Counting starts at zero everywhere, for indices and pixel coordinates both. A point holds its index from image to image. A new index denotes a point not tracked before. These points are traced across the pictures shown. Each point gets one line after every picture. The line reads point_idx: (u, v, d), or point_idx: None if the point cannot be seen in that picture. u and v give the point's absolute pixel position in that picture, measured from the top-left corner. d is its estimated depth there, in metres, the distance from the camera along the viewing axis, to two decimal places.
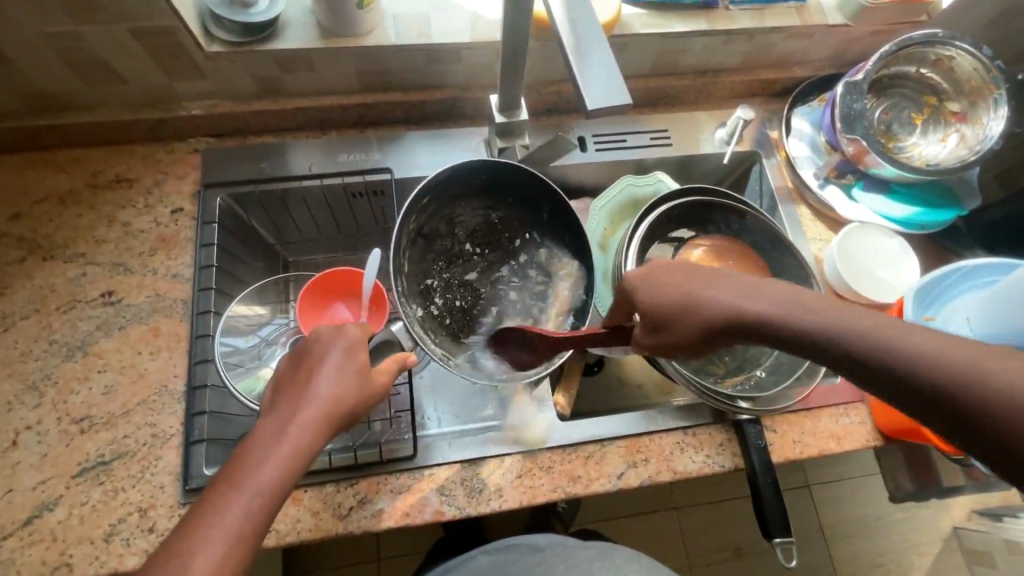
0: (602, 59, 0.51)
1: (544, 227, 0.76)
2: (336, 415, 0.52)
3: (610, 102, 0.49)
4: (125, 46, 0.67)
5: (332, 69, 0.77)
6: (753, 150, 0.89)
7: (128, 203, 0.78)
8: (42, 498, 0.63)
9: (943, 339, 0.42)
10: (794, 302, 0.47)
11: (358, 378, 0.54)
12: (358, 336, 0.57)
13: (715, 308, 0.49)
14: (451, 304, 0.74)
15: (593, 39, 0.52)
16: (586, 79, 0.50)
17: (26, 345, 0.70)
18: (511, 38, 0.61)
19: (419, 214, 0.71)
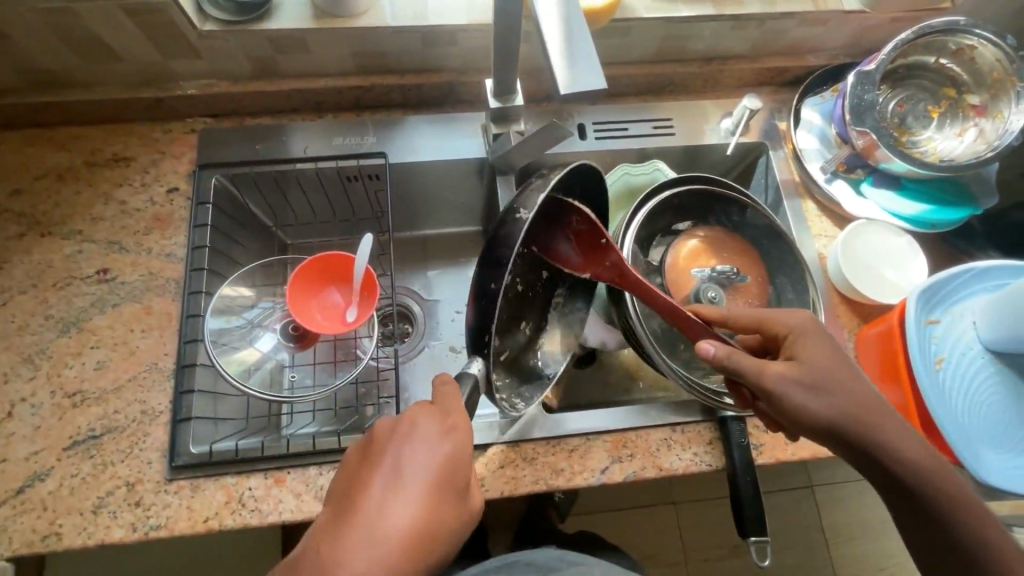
0: (579, 39, 0.48)
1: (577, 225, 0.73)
2: (422, 553, 0.47)
3: (584, 83, 0.46)
4: (120, 24, 0.67)
5: (328, 51, 0.76)
6: (760, 141, 0.86)
7: (125, 182, 0.78)
8: (35, 469, 0.65)
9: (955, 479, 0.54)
10: (906, 440, 0.55)
11: (452, 506, 0.49)
12: (463, 452, 0.51)
13: (845, 413, 0.55)
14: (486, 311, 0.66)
15: (571, 18, 0.49)
16: (561, 58, 0.48)
17: (22, 319, 0.71)
18: (503, 22, 0.59)
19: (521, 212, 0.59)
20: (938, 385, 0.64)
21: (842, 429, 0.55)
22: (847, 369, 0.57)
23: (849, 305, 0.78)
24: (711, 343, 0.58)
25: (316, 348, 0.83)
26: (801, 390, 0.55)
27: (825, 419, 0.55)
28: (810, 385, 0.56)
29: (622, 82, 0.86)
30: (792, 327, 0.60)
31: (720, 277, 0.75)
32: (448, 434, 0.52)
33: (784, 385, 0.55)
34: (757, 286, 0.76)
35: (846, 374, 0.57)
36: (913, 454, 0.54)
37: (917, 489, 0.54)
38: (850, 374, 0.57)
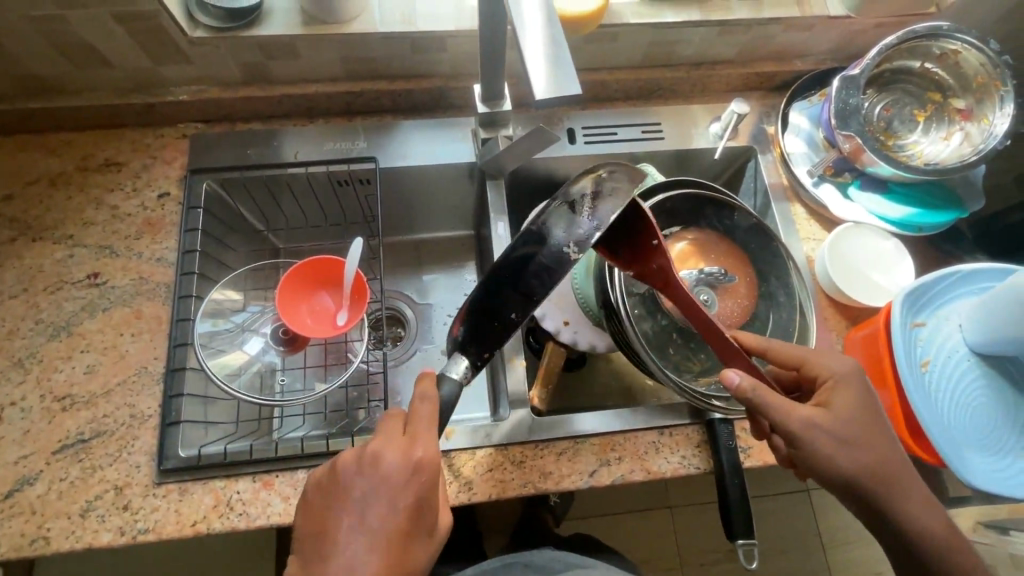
0: (556, 44, 0.48)
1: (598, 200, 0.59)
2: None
3: (560, 89, 0.46)
4: (110, 31, 0.68)
5: (318, 56, 0.76)
6: (749, 145, 0.86)
7: (117, 187, 0.79)
8: (24, 473, 0.65)
9: (933, 508, 0.58)
10: (911, 490, 0.58)
11: (419, 547, 0.50)
12: (432, 489, 0.51)
13: (863, 467, 0.57)
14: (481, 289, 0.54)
15: (547, 27, 0.49)
16: (537, 64, 0.47)
17: (13, 323, 0.71)
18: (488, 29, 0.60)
19: (562, 234, 0.50)
20: (925, 387, 0.65)
21: (857, 480, 0.57)
22: (872, 422, 0.58)
23: (838, 308, 0.78)
24: (736, 372, 0.56)
25: (307, 352, 0.83)
26: (827, 443, 0.56)
27: (844, 470, 0.56)
28: (834, 432, 0.57)
29: (611, 87, 0.86)
30: (833, 373, 0.60)
31: (708, 277, 0.75)
32: (414, 475, 0.50)
33: (809, 430, 0.56)
34: (745, 287, 0.76)
35: (873, 423, 0.58)
36: (907, 495, 0.57)
37: (911, 533, 0.58)
38: (875, 427, 0.58)
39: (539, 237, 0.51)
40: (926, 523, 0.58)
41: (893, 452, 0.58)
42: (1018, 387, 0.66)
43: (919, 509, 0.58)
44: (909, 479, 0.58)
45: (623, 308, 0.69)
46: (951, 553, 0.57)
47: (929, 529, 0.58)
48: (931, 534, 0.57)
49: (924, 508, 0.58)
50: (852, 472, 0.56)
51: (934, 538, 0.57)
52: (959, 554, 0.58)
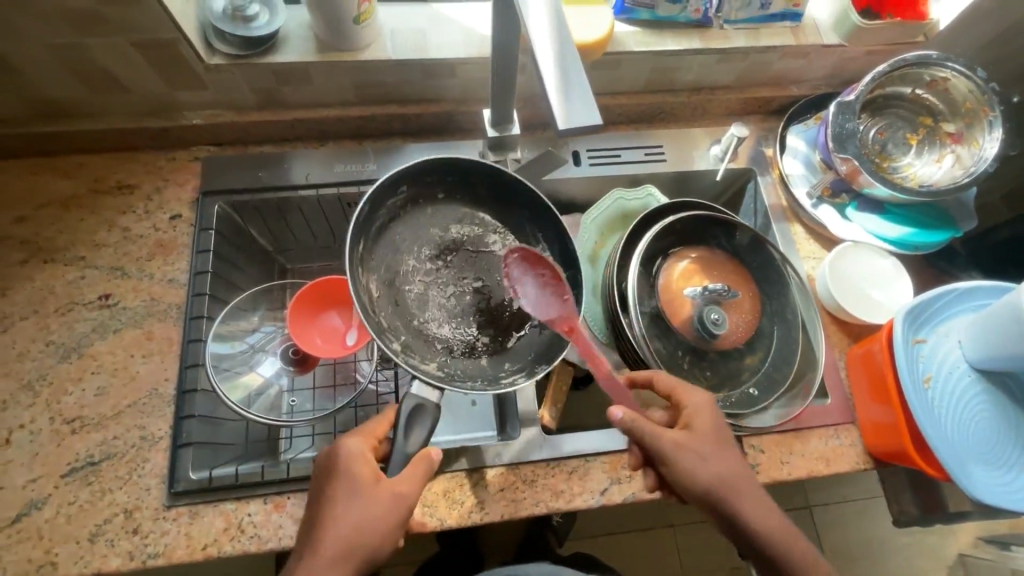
0: (574, 76, 0.50)
1: (498, 213, 0.70)
2: (348, 557, 0.53)
3: (581, 119, 0.47)
4: (129, 58, 0.69)
5: (330, 82, 0.78)
6: (748, 167, 0.89)
7: (129, 209, 0.80)
8: (32, 497, 0.65)
9: (770, 512, 0.60)
10: (756, 502, 0.60)
11: (360, 507, 0.54)
12: (362, 461, 0.55)
13: (707, 476, 0.60)
14: (443, 326, 0.66)
15: (565, 55, 0.51)
16: (557, 94, 0.49)
17: (24, 345, 0.71)
18: (502, 53, 0.63)
19: (370, 248, 0.64)
20: (927, 401, 0.66)
21: (703, 491, 0.60)
22: (718, 436, 0.62)
23: (839, 325, 0.80)
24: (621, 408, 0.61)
25: (317, 372, 0.84)
26: (674, 453, 0.60)
27: (691, 479, 0.60)
28: (683, 444, 0.60)
29: (614, 111, 0.89)
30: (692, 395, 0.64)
31: (714, 294, 0.77)
32: (346, 447, 0.56)
33: (676, 458, 0.60)
34: (749, 302, 0.79)
35: (720, 436, 0.62)
36: (749, 502, 0.60)
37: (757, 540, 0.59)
38: (724, 444, 0.62)
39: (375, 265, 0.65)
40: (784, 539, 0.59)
41: (738, 462, 0.61)
42: (1016, 401, 0.68)
43: (757, 516, 0.60)
44: (750, 486, 0.61)
45: (637, 333, 0.70)
46: (817, 566, 0.59)
47: (768, 533, 0.59)
48: (769, 539, 0.59)
49: (759, 510, 0.60)
50: (713, 495, 0.59)
51: (776, 543, 0.59)
52: (799, 555, 0.59)
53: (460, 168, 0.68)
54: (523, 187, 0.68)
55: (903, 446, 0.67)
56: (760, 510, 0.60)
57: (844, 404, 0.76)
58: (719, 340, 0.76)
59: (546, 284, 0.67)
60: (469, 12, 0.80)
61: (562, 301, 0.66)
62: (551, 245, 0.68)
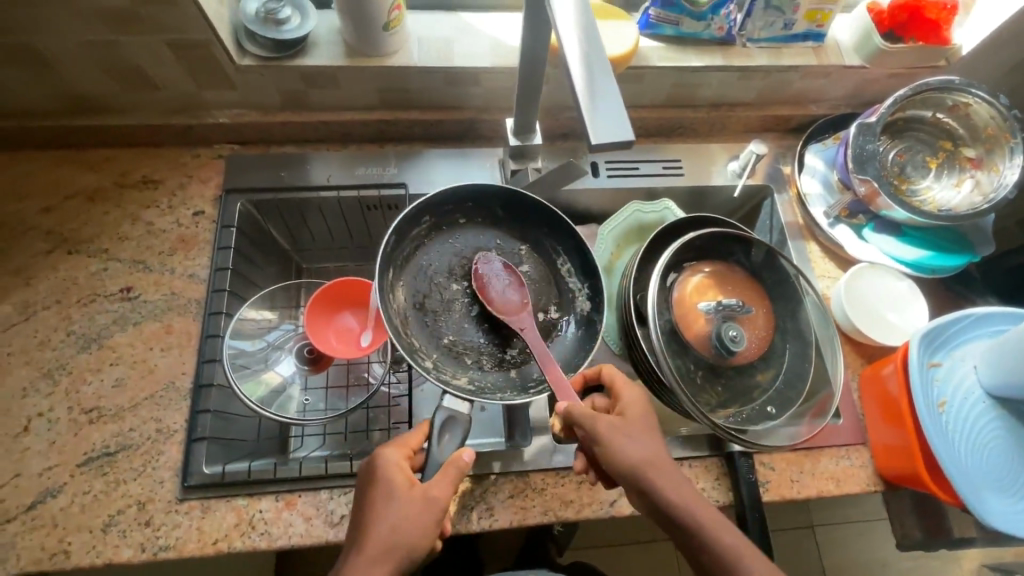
0: (607, 90, 0.49)
1: (516, 232, 0.74)
2: (385, 559, 0.52)
3: (614, 136, 0.47)
4: (162, 57, 0.71)
5: (356, 87, 0.79)
6: (765, 184, 0.90)
7: (153, 204, 0.81)
8: (47, 485, 0.66)
9: (696, 498, 0.57)
10: (683, 489, 0.57)
11: (394, 508, 0.54)
12: (397, 467, 0.57)
13: (633, 457, 0.58)
14: (471, 343, 0.68)
15: (598, 65, 0.50)
16: (590, 110, 0.48)
17: (45, 334, 0.73)
18: (530, 61, 0.63)
19: (397, 275, 0.68)
20: (941, 425, 0.66)
21: (628, 474, 0.58)
22: (645, 423, 0.62)
23: (852, 345, 0.80)
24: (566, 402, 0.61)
25: (330, 371, 0.85)
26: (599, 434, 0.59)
27: (615, 461, 0.58)
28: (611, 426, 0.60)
29: (634, 124, 0.90)
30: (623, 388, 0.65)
31: (727, 310, 0.77)
32: (382, 454, 0.58)
33: (605, 439, 0.59)
34: (762, 319, 0.80)
35: (647, 424, 0.62)
36: (672, 485, 0.57)
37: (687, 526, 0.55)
38: (650, 431, 0.61)
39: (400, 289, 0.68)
40: (729, 542, 0.54)
41: (659, 448, 0.60)
42: None
43: (683, 499, 0.56)
44: (674, 472, 0.59)
45: (654, 341, 0.68)
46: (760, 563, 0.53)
47: (697, 518, 0.55)
48: (698, 524, 0.55)
49: (683, 493, 0.57)
50: (639, 482, 0.57)
51: (703, 528, 0.55)
52: (729, 539, 0.54)
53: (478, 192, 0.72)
54: (539, 203, 0.72)
55: (916, 469, 0.67)
56: (688, 496, 0.57)
57: (855, 426, 0.76)
58: (735, 357, 0.76)
59: (510, 286, 0.69)
60: (495, 22, 0.81)
61: (584, 310, 0.71)
62: (570, 257, 0.73)
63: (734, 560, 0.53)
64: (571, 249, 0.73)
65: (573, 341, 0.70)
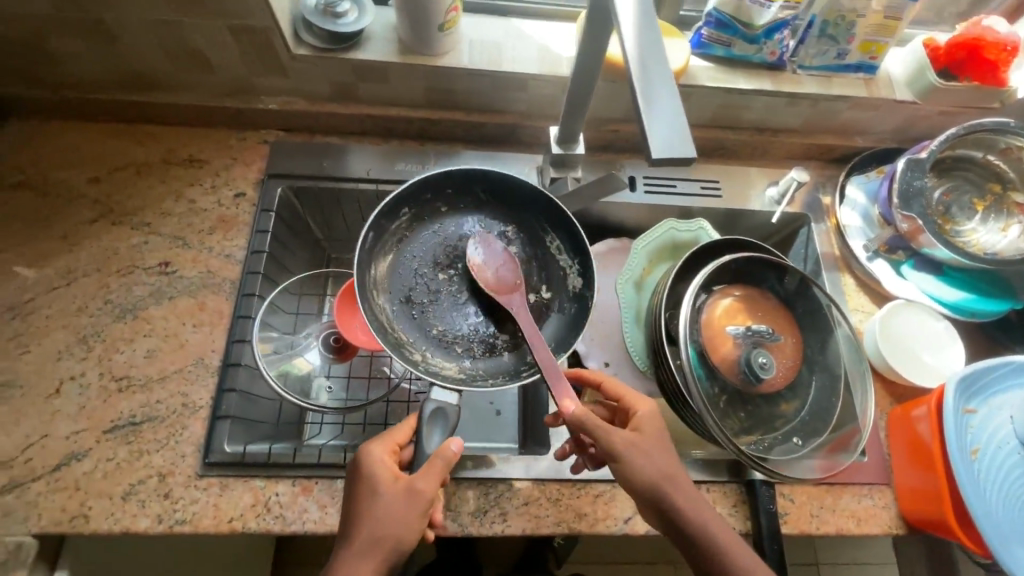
0: (670, 103, 0.46)
1: (501, 212, 0.75)
2: (374, 554, 0.52)
3: (674, 151, 0.44)
4: (222, 41, 0.73)
5: (404, 84, 0.80)
6: (803, 213, 0.89)
7: (197, 182, 0.83)
8: (74, 448, 0.67)
9: (712, 514, 0.58)
10: (699, 505, 0.58)
11: (380, 504, 0.54)
12: (382, 462, 0.57)
13: (654, 473, 0.57)
14: (461, 332, 0.70)
15: (662, 77, 0.48)
16: (652, 123, 0.46)
17: (84, 300, 0.74)
18: (584, 68, 0.64)
19: (376, 275, 0.70)
20: (973, 472, 0.64)
21: (647, 491, 0.57)
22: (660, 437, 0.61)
23: (882, 382, 0.79)
24: (572, 402, 0.58)
25: (353, 362, 0.85)
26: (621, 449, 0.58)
27: (633, 477, 0.57)
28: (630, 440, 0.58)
29: None
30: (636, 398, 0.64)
31: (756, 336, 0.77)
32: (367, 449, 0.58)
33: (623, 454, 0.57)
34: (790, 348, 0.79)
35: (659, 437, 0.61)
36: (691, 503, 0.57)
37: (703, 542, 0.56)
38: (666, 446, 0.60)
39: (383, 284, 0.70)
40: (744, 563, 0.56)
41: (675, 462, 0.59)
42: None
43: (700, 514, 0.57)
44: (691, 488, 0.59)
45: (684, 363, 0.68)
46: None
47: (711, 534, 0.57)
48: (712, 540, 0.56)
49: (698, 507, 0.58)
50: (656, 497, 0.57)
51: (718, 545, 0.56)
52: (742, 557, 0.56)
53: (455, 177, 0.73)
54: (524, 184, 0.73)
55: (944, 515, 0.66)
56: (705, 512, 0.58)
57: (881, 465, 0.75)
58: (761, 384, 0.75)
59: (500, 266, 0.70)
60: (546, 30, 0.82)
61: (576, 286, 0.72)
62: (559, 235, 0.74)
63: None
64: (559, 230, 0.74)
65: (567, 320, 0.71)
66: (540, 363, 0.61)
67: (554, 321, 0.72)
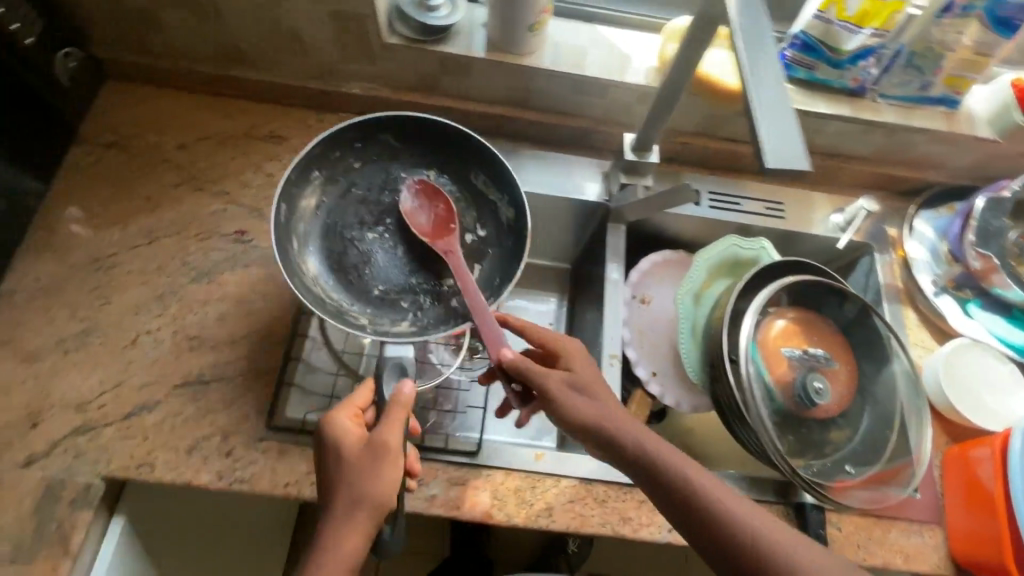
0: (789, 114, 0.43)
1: (416, 157, 0.75)
2: (359, 509, 0.53)
3: (790, 161, 0.41)
4: (321, 23, 0.76)
5: (486, 80, 0.82)
6: (867, 242, 0.88)
7: (276, 157, 0.86)
8: (144, 399, 0.70)
9: (677, 456, 0.56)
10: (662, 450, 0.56)
11: (353, 463, 0.55)
12: (347, 428, 0.58)
13: (593, 411, 0.59)
14: (401, 290, 0.71)
15: (776, 87, 0.45)
16: (767, 131, 0.42)
17: (163, 260, 0.77)
18: (679, 72, 0.65)
19: (308, 246, 0.70)
20: None
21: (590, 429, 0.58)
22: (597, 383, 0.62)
23: (938, 419, 0.78)
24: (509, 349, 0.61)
25: None
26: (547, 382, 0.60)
27: (562, 412, 0.59)
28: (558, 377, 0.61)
29: (744, 160, 0.90)
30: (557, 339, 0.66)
31: (809, 360, 0.77)
32: (328, 420, 0.59)
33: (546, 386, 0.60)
34: (844, 376, 0.78)
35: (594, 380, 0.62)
36: (654, 449, 0.56)
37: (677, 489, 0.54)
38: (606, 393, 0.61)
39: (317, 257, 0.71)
40: (719, 498, 0.53)
41: (618, 407, 0.60)
42: None
43: (665, 459, 0.56)
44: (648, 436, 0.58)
45: (748, 380, 0.69)
46: (751, 514, 0.52)
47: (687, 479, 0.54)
48: (682, 482, 0.54)
49: (658, 449, 0.56)
50: (596, 433, 0.58)
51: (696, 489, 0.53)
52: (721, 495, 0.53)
53: (362, 126, 0.72)
54: (455, 130, 0.73)
55: (1002, 561, 0.65)
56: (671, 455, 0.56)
57: (933, 504, 0.73)
58: (815, 409, 0.75)
59: (419, 213, 0.72)
60: (629, 39, 0.83)
61: (508, 216, 0.74)
62: (480, 169, 0.75)
63: (727, 514, 0.52)
64: (491, 170, 0.74)
65: (510, 263, 0.72)
66: (473, 309, 0.62)
67: (506, 265, 0.73)
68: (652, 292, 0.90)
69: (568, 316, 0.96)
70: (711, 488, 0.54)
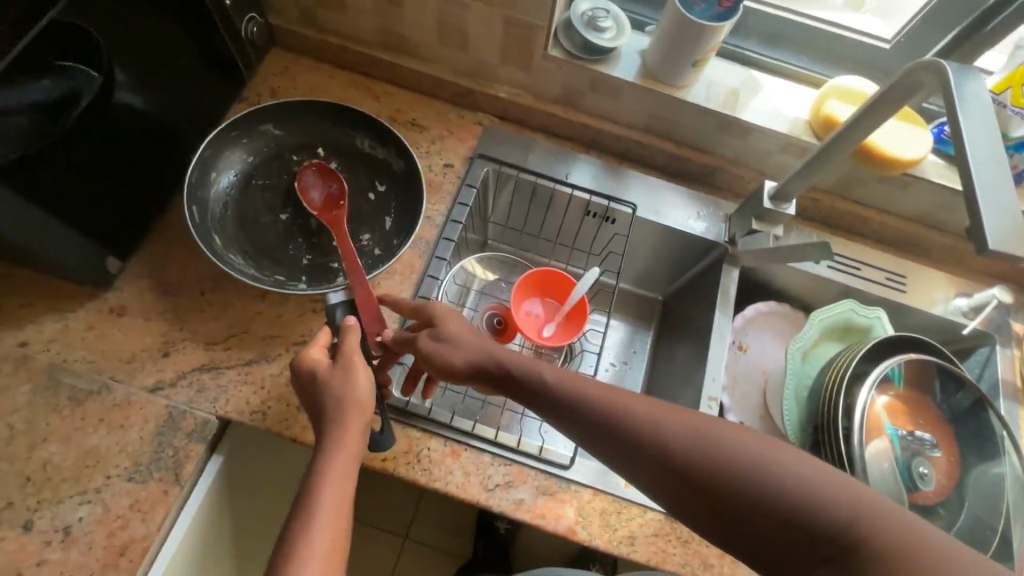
0: (1009, 198, 0.45)
1: (301, 137, 0.81)
2: (349, 422, 0.56)
3: (1016, 247, 0.43)
4: (491, 26, 0.79)
5: (631, 104, 0.84)
6: (990, 332, 0.84)
7: (414, 143, 0.89)
8: (266, 350, 0.73)
9: (637, 400, 0.54)
10: (625, 403, 0.54)
11: (333, 383, 0.58)
12: (317, 359, 0.60)
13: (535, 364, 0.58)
14: (330, 261, 0.76)
15: (996, 167, 0.47)
16: (989, 213, 0.44)
17: None
18: (846, 134, 0.64)
19: (226, 233, 0.74)
20: None
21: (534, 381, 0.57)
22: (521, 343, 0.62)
23: None
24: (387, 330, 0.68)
25: None
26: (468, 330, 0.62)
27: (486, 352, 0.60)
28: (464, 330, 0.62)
29: (872, 227, 0.88)
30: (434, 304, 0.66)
31: (914, 443, 0.74)
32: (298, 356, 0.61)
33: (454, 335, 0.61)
34: (945, 466, 0.75)
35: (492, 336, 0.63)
36: (625, 405, 0.53)
37: (658, 446, 0.50)
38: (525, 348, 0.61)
39: (241, 241, 0.75)
40: (685, 433, 0.50)
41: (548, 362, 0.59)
42: None
43: (630, 413, 0.53)
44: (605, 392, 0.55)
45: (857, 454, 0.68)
46: (725, 437, 0.49)
47: (661, 431, 0.51)
48: (658, 433, 0.51)
49: (614, 400, 0.54)
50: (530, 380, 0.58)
51: (674, 441, 0.50)
52: (695, 434, 0.50)
53: (235, 120, 0.76)
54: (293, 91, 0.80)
55: None
56: (639, 408, 0.53)
57: None
58: (919, 493, 0.72)
59: (322, 189, 0.78)
60: (782, 88, 0.83)
61: (400, 168, 0.80)
62: (364, 132, 0.81)
63: (710, 448, 0.49)
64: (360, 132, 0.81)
65: (404, 210, 0.79)
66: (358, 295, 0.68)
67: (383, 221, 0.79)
68: (751, 340, 0.89)
69: (659, 348, 0.96)
70: (686, 431, 0.50)
